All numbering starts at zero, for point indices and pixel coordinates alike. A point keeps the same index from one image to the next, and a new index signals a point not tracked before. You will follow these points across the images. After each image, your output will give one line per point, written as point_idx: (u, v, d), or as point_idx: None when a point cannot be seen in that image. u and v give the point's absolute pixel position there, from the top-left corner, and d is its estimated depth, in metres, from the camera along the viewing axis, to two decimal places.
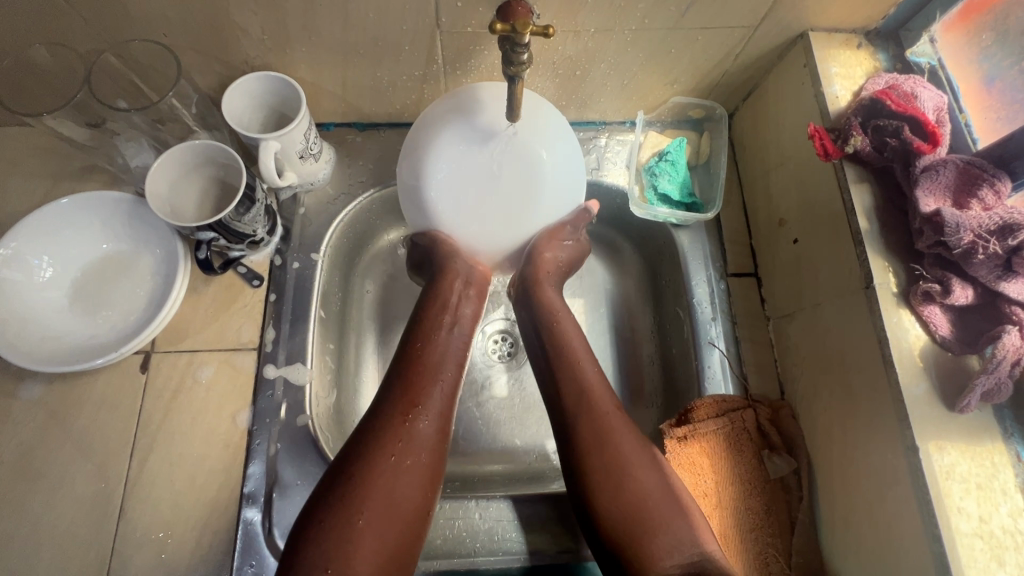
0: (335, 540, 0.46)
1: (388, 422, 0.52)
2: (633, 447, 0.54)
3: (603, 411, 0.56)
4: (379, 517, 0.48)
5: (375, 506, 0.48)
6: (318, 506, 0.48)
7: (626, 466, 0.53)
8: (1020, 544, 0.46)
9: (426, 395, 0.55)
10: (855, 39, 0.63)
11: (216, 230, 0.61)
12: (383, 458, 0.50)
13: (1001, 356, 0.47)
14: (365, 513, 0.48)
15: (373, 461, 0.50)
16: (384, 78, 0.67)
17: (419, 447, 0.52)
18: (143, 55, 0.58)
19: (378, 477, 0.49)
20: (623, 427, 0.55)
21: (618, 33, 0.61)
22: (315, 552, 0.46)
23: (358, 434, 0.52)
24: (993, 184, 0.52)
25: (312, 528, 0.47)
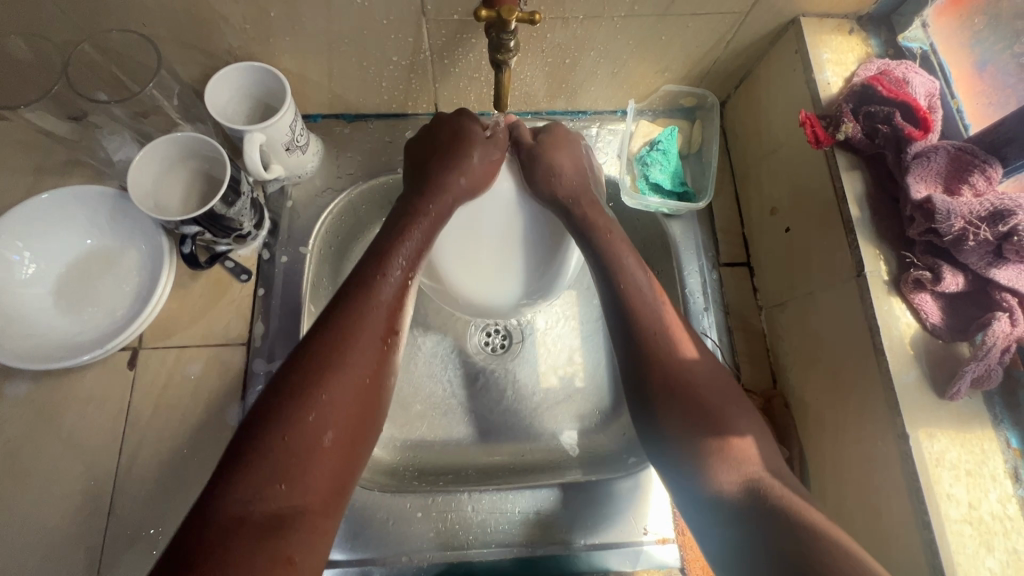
0: (295, 454, 0.43)
1: (356, 338, 0.49)
2: (691, 368, 0.53)
3: (664, 338, 0.54)
4: (340, 437, 0.45)
5: (338, 426, 0.45)
6: (269, 418, 0.44)
7: (678, 377, 0.52)
8: (1009, 528, 0.46)
9: (390, 313, 0.52)
10: (846, 24, 0.62)
11: (201, 224, 0.60)
12: (347, 375, 0.47)
13: (991, 343, 0.47)
14: (328, 432, 0.45)
15: (339, 377, 0.47)
16: (370, 67, 0.66)
17: (380, 368, 0.50)
18: (122, 46, 0.57)
19: (343, 394, 0.46)
20: (682, 342, 0.55)
21: (606, 20, 0.60)
22: (271, 466, 0.42)
23: (319, 344, 0.48)
24: (984, 170, 0.51)
25: (273, 443, 0.43)
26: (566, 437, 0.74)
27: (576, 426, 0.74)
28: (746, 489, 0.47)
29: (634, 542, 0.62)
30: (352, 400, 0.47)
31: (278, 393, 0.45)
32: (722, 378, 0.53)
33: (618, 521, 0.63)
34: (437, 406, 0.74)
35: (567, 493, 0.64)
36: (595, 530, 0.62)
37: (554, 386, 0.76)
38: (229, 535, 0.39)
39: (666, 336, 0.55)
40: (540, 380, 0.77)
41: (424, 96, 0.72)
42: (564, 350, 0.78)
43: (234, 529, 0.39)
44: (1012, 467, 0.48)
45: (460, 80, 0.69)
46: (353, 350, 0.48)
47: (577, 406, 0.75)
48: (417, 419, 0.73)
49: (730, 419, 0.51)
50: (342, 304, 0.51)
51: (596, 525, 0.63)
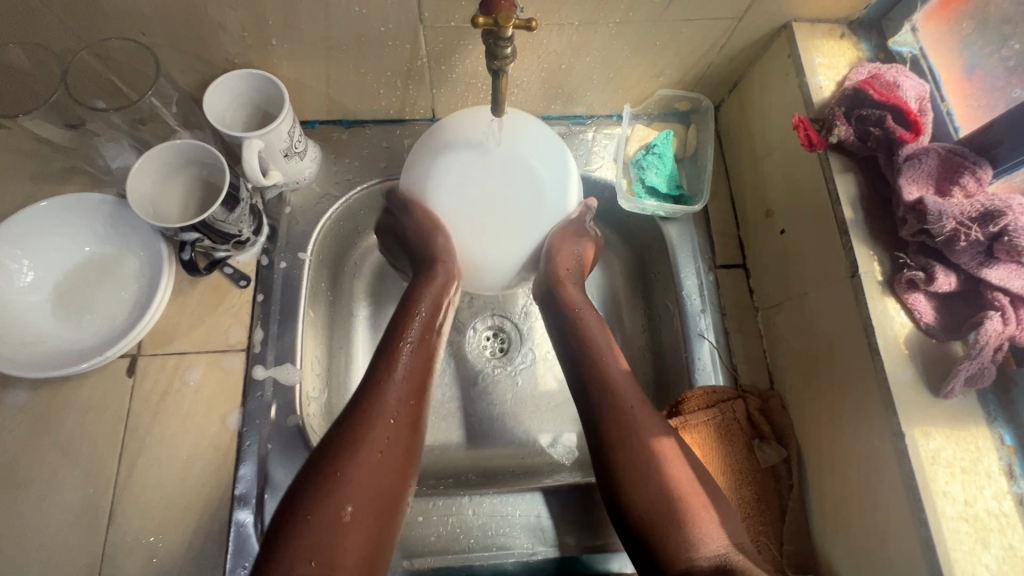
0: (322, 528, 0.43)
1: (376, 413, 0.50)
2: (646, 419, 0.54)
3: (624, 391, 0.56)
4: (365, 509, 0.45)
5: (361, 497, 0.45)
6: (296, 502, 0.44)
7: (631, 429, 0.53)
8: (1004, 525, 0.47)
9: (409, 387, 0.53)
10: (837, 29, 0.63)
11: (200, 231, 0.60)
12: (366, 449, 0.48)
13: (984, 342, 0.48)
14: (350, 504, 0.45)
15: (361, 449, 0.47)
16: (367, 74, 0.66)
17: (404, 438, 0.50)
18: (121, 54, 0.57)
19: (364, 467, 0.47)
20: (637, 403, 0.55)
21: (602, 26, 0.60)
22: (303, 544, 0.42)
23: (341, 426, 0.49)
24: (975, 171, 0.52)
25: (302, 517, 0.43)
26: (565, 440, 0.74)
27: (575, 429, 0.75)
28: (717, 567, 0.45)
29: None
30: (373, 475, 0.47)
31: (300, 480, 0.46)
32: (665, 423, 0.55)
33: None
34: (436, 410, 0.75)
35: (566, 496, 0.64)
36: (595, 532, 0.63)
37: (552, 389, 0.77)
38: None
39: (622, 386, 0.56)
40: (539, 383, 0.77)
41: (421, 101, 0.72)
42: None
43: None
44: (1006, 464, 0.49)
45: (457, 86, 0.69)
46: (370, 426, 0.49)
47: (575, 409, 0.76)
48: None
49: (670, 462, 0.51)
50: (361, 387, 0.53)
51: (595, 527, 0.63)
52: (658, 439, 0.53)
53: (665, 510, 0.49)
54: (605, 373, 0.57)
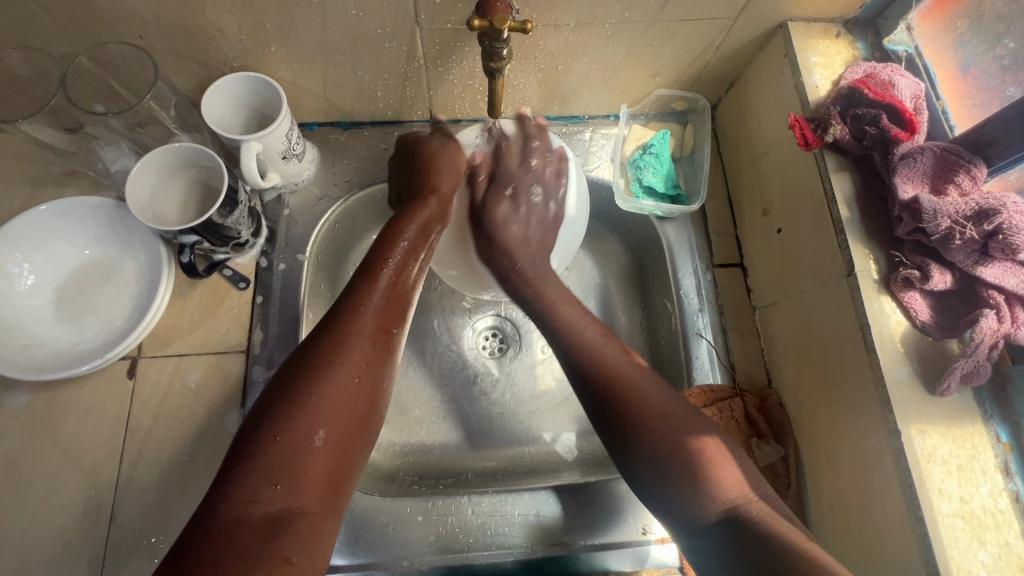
0: (288, 453, 0.42)
1: (352, 340, 0.48)
2: (651, 400, 0.51)
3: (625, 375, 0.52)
4: (337, 440, 0.44)
5: (332, 424, 0.44)
6: (265, 419, 0.43)
7: (631, 402, 0.51)
8: (1000, 522, 0.47)
9: (388, 312, 0.52)
10: (833, 29, 0.63)
11: (200, 233, 0.61)
12: (340, 375, 0.46)
13: (979, 340, 0.48)
14: (322, 431, 0.43)
15: (336, 375, 0.46)
16: (365, 76, 0.66)
17: (380, 365, 0.49)
18: (119, 58, 0.57)
19: (337, 393, 0.45)
20: (643, 380, 0.52)
21: (598, 27, 0.61)
22: (263, 465, 0.41)
23: (315, 346, 0.48)
24: (970, 170, 0.52)
25: (265, 444, 0.42)
26: (565, 439, 0.74)
27: (574, 428, 0.75)
28: (728, 516, 0.47)
29: (632, 541, 0.62)
30: (344, 400, 0.46)
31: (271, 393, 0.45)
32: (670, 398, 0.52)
33: (616, 522, 0.63)
34: (436, 411, 0.75)
35: (566, 496, 0.64)
36: (594, 531, 0.63)
37: (551, 389, 0.77)
38: (227, 537, 0.37)
39: (626, 370, 0.53)
40: (538, 383, 0.77)
41: (419, 103, 0.72)
42: None
43: (235, 521, 0.38)
44: (1002, 462, 0.49)
45: (454, 87, 0.70)
46: (343, 350, 0.48)
47: (574, 408, 0.76)
48: (416, 424, 0.74)
49: (692, 436, 0.50)
50: (340, 307, 0.51)
51: (594, 526, 0.63)
52: (702, 442, 0.49)
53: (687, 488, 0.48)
54: (593, 348, 0.55)
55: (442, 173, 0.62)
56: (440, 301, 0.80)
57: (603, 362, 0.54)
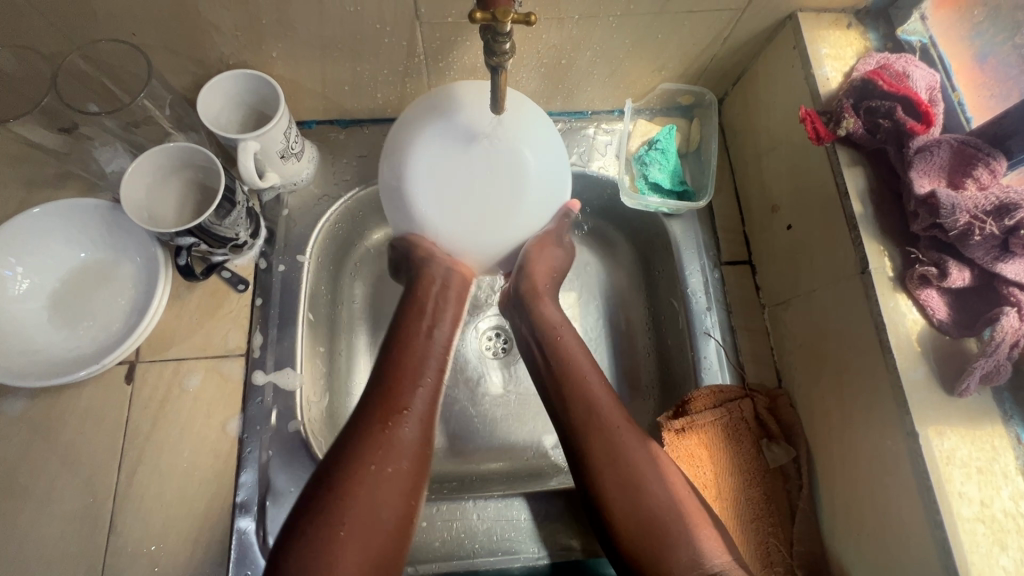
0: (314, 551, 0.44)
1: (369, 435, 0.51)
2: (626, 430, 0.54)
3: (603, 412, 0.55)
4: (358, 528, 0.46)
5: (355, 517, 0.46)
6: (300, 518, 0.46)
7: (602, 440, 0.54)
8: (1022, 526, 0.46)
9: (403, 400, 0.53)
10: (844, 19, 0.62)
11: (196, 235, 0.59)
12: (364, 464, 0.49)
13: (1000, 338, 0.47)
14: (344, 523, 0.46)
15: (356, 473, 0.48)
16: (363, 72, 0.65)
17: (400, 453, 0.51)
18: (111, 56, 0.56)
19: (362, 485, 0.48)
20: (619, 418, 0.55)
21: (602, 20, 0.59)
22: (294, 563, 0.44)
23: (344, 440, 0.51)
24: (989, 163, 0.50)
25: (295, 540, 0.45)
26: None
27: None
28: None
29: None
30: (370, 492, 0.48)
31: (310, 488, 0.48)
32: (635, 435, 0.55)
33: None
34: (440, 413, 0.74)
35: (574, 500, 0.63)
36: (601, 536, 0.62)
37: None
38: None
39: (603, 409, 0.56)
40: None
41: (420, 99, 0.71)
42: None
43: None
44: None
45: (455, 83, 0.68)
46: (364, 442, 0.50)
47: None
48: None
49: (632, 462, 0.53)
50: (364, 399, 0.53)
51: None
52: (638, 459, 0.53)
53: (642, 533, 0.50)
54: (581, 393, 0.57)
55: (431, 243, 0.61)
56: None
57: (584, 407, 0.56)
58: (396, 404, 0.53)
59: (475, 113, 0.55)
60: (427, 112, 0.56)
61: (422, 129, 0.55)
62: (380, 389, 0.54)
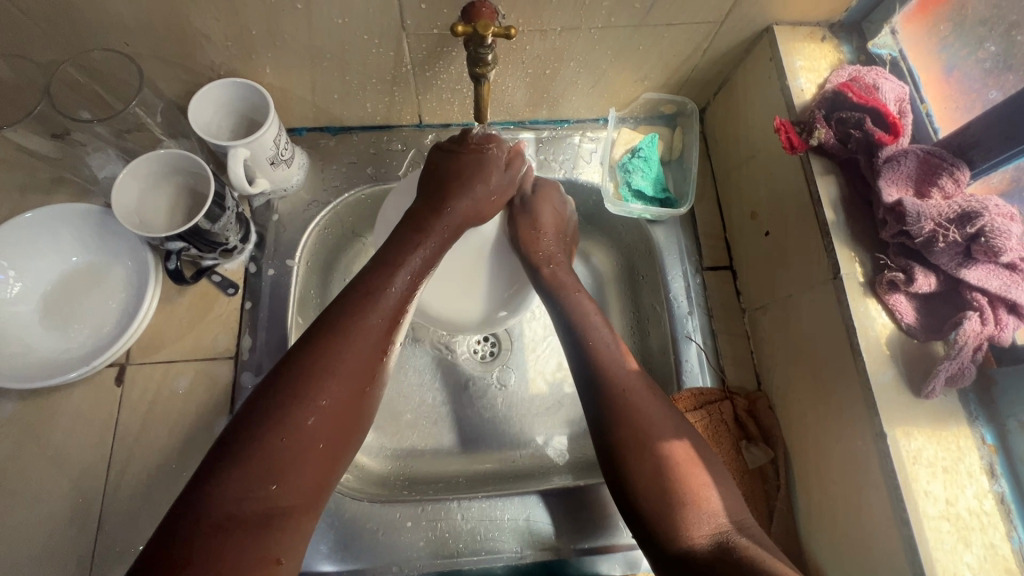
0: (279, 457, 0.41)
1: (318, 386, 0.44)
2: (650, 410, 0.53)
3: (623, 376, 0.55)
4: (325, 450, 0.43)
5: (326, 424, 0.44)
6: (252, 419, 0.42)
7: (634, 404, 0.53)
8: (985, 524, 0.47)
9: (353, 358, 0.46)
10: (819, 32, 0.64)
11: (186, 240, 0.61)
12: (330, 373, 0.45)
13: (963, 342, 0.48)
14: (315, 436, 0.43)
15: (318, 386, 0.44)
16: (352, 81, 0.66)
17: (337, 418, 0.44)
18: (104, 65, 0.57)
19: (329, 398, 0.44)
20: (640, 384, 0.54)
21: (584, 31, 0.61)
22: (254, 466, 0.40)
23: (308, 347, 0.46)
24: (953, 173, 0.52)
25: (258, 440, 0.41)
26: (556, 442, 0.75)
27: (565, 431, 0.75)
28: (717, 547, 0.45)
29: (622, 546, 0.62)
30: (338, 409, 0.45)
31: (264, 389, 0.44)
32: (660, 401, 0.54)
33: (605, 527, 0.63)
34: (427, 415, 0.75)
35: (557, 500, 0.64)
36: (583, 536, 0.63)
37: (542, 392, 0.77)
38: (219, 534, 0.37)
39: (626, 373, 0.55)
40: (530, 387, 0.77)
41: (408, 107, 0.72)
42: (552, 356, 0.79)
43: (219, 534, 0.38)
44: (988, 463, 0.49)
45: (443, 92, 0.70)
46: (337, 346, 0.46)
47: (566, 411, 0.76)
48: (407, 428, 0.74)
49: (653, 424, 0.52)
50: (326, 316, 0.48)
51: (583, 532, 0.63)
52: (659, 426, 0.51)
53: (665, 487, 0.48)
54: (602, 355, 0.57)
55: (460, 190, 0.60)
56: None
57: (611, 371, 0.56)
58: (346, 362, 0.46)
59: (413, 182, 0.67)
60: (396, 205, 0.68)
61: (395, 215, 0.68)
62: (340, 324, 0.47)
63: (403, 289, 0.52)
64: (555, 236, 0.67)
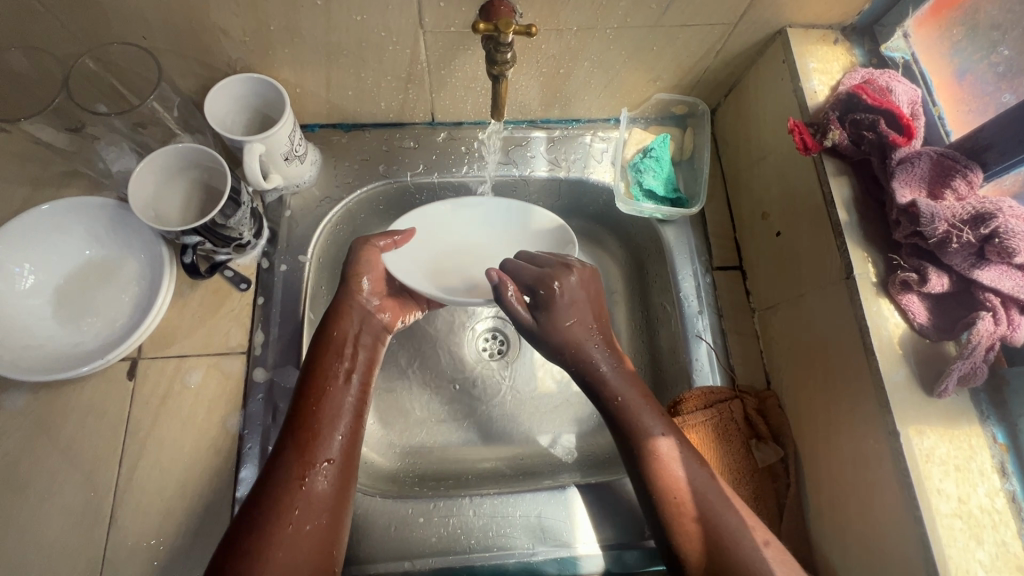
0: (267, 563, 0.45)
1: (280, 492, 0.49)
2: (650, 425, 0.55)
3: (625, 399, 0.56)
4: (312, 533, 0.48)
5: (310, 517, 0.49)
6: (241, 533, 0.47)
7: (633, 428, 0.55)
8: (997, 522, 0.48)
9: (320, 453, 0.52)
10: (831, 35, 0.64)
11: (202, 234, 0.61)
12: (300, 480, 0.50)
13: (976, 342, 0.49)
14: (303, 526, 0.48)
15: (290, 482, 0.49)
16: (367, 78, 0.67)
17: (320, 507, 0.50)
18: (121, 58, 0.57)
19: (304, 496, 0.49)
20: (640, 410, 0.55)
21: (599, 31, 0.61)
22: (249, 573, 0.45)
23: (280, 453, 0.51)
24: (966, 175, 0.52)
25: (246, 553, 0.46)
26: (565, 440, 0.75)
27: (573, 430, 0.76)
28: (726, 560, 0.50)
29: (633, 542, 0.63)
30: (315, 497, 0.50)
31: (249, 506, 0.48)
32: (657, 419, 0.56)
33: (617, 524, 0.63)
34: (436, 413, 0.75)
35: (568, 497, 0.64)
36: (594, 532, 0.63)
37: (550, 391, 0.78)
38: None
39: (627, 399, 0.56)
40: (538, 385, 0.78)
41: (421, 105, 0.73)
42: None
43: None
44: (999, 462, 0.50)
45: (457, 91, 0.70)
46: (311, 454, 0.51)
47: (575, 410, 0.77)
48: (417, 426, 0.74)
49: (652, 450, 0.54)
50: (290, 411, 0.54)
51: (594, 528, 0.63)
52: (659, 440, 0.54)
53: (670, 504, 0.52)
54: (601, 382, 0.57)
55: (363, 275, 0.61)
56: None
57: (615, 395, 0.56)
58: (314, 455, 0.51)
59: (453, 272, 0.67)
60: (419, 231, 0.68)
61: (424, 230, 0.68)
62: (301, 433, 0.52)
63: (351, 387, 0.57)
64: (577, 277, 0.58)
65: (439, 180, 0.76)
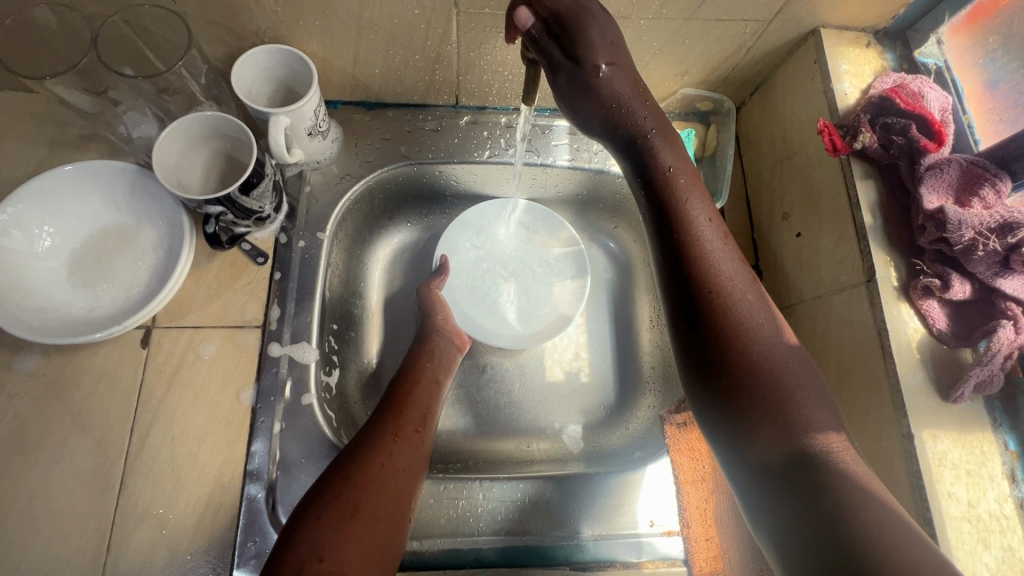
0: (355, 500, 0.49)
1: (371, 447, 0.53)
2: (754, 332, 0.47)
3: (713, 239, 0.50)
4: (391, 487, 0.51)
5: (391, 472, 0.52)
6: (335, 473, 0.51)
7: (729, 328, 0.47)
8: (1005, 527, 0.49)
9: (408, 425, 0.57)
10: (864, 38, 0.64)
11: (224, 205, 0.60)
12: (389, 439, 0.55)
13: (996, 350, 0.49)
14: (387, 477, 0.52)
15: (384, 441, 0.54)
16: (396, 56, 0.66)
17: (401, 470, 0.53)
18: (149, 21, 0.56)
19: (392, 454, 0.54)
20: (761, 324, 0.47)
21: (633, 22, 0.60)
22: (340, 504, 0.48)
23: (375, 421, 0.57)
24: (995, 183, 0.53)
25: (336, 486, 0.49)
26: (570, 430, 0.75)
27: (580, 420, 0.76)
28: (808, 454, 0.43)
29: (639, 533, 0.63)
30: (400, 458, 0.54)
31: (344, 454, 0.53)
32: (806, 377, 0.46)
33: (623, 514, 0.64)
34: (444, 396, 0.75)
35: (575, 488, 0.65)
36: (599, 520, 0.64)
37: (559, 381, 0.78)
38: (320, 549, 0.45)
39: (786, 362, 0.46)
40: (548, 375, 0.78)
41: (446, 87, 0.72)
42: (570, 345, 0.80)
43: (321, 536, 0.46)
44: (1009, 469, 0.51)
45: (484, 74, 0.70)
46: (399, 423, 0.57)
47: (582, 401, 0.77)
48: None
49: (807, 403, 0.45)
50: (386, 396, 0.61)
51: (599, 515, 0.64)
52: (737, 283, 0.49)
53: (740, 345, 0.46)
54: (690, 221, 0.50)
55: (434, 313, 0.70)
56: (469, 301, 0.78)
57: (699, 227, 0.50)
58: (404, 425, 0.57)
59: (467, 250, 0.80)
60: (460, 233, 0.79)
61: (462, 232, 0.79)
62: (393, 409, 0.58)
63: (433, 385, 0.64)
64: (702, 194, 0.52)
65: (461, 163, 0.76)
